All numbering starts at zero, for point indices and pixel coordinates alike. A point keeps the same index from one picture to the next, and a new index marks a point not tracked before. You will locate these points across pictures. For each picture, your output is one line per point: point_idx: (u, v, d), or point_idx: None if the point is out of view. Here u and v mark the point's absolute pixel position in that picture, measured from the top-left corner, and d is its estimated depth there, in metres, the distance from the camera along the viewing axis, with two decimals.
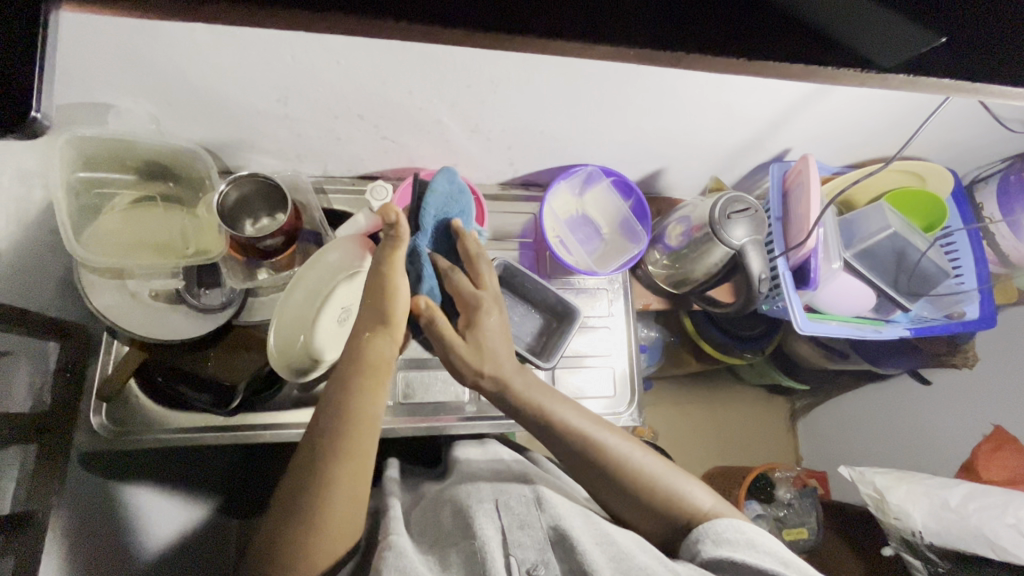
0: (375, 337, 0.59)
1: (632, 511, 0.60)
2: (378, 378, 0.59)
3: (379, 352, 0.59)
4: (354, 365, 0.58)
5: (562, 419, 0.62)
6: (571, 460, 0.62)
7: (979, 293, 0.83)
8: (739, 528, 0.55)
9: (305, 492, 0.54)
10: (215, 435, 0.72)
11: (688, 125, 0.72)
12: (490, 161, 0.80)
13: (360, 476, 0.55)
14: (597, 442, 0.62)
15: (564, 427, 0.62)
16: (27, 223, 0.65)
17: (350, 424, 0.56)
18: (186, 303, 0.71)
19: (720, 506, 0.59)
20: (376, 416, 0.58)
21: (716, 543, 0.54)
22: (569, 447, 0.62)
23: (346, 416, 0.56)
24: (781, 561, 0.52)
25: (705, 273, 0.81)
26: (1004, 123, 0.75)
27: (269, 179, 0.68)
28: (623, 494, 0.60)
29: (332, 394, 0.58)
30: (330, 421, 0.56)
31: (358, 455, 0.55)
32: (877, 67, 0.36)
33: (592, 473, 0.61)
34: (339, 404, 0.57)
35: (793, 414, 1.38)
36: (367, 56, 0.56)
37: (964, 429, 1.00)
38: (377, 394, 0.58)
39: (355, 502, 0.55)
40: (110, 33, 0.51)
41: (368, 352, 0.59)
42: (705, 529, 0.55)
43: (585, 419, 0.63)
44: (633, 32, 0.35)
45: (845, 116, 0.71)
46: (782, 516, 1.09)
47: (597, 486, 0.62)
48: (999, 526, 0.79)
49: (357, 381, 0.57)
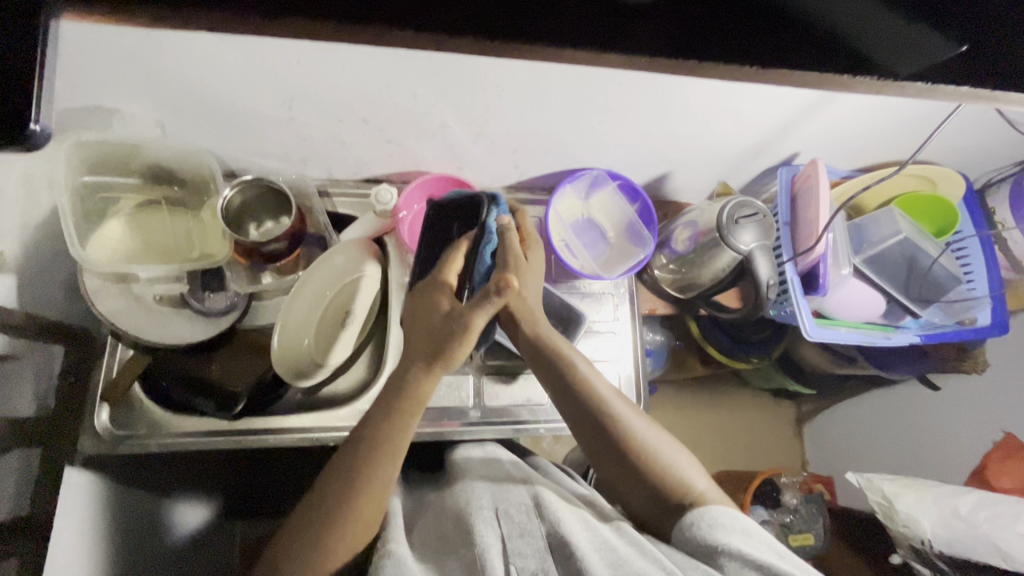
0: (427, 375, 0.56)
1: (610, 464, 0.62)
2: (417, 412, 0.57)
3: (425, 387, 0.56)
4: (402, 397, 0.56)
5: (580, 375, 0.63)
6: (571, 399, 0.63)
7: (991, 300, 0.82)
8: (735, 516, 0.54)
9: (326, 501, 0.54)
10: (226, 438, 0.70)
11: (695, 130, 0.71)
12: (495, 165, 0.79)
13: (379, 496, 0.55)
14: (612, 410, 0.62)
15: (579, 382, 0.63)
16: (32, 226, 0.65)
17: (382, 458, 0.55)
18: (190, 307, 0.70)
19: (715, 491, 0.58)
20: (404, 448, 0.57)
21: (711, 528, 0.53)
22: (579, 399, 0.63)
23: (384, 438, 0.55)
24: (775, 552, 0.52)
25: (712, 278, 0.80)
26: (1017, 127, 0.74)
27: (274, 184, 0.68)
28: (613, 443, 0.61)
29: (373, 413, 0.56)
30: (363, 441, 0.55)
31: (382, 479, 0.55)
32: (897, 76, 0.36)
33: (586, 419, 0.62)
34: (374, 440, 0.55)
35: (800, 418, 1.37)
36: (373, 61, 0.55)
37: (974, 435, 0.98)
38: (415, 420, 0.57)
39: (371, 522, 0.55)
40: (114, 39, 0.51)
41: (420, 382, 0.56)
42: (700, 513, 0.54)
43: (599, 378, 0.64)
44: (640, 39, 0.34)
45: (856, 121, 0.70)
46: (789, 521, 1.08)
47: (582, 425, 0.63)
48: (1011, 535, 0.78)
49: (399, 417, 0.56)
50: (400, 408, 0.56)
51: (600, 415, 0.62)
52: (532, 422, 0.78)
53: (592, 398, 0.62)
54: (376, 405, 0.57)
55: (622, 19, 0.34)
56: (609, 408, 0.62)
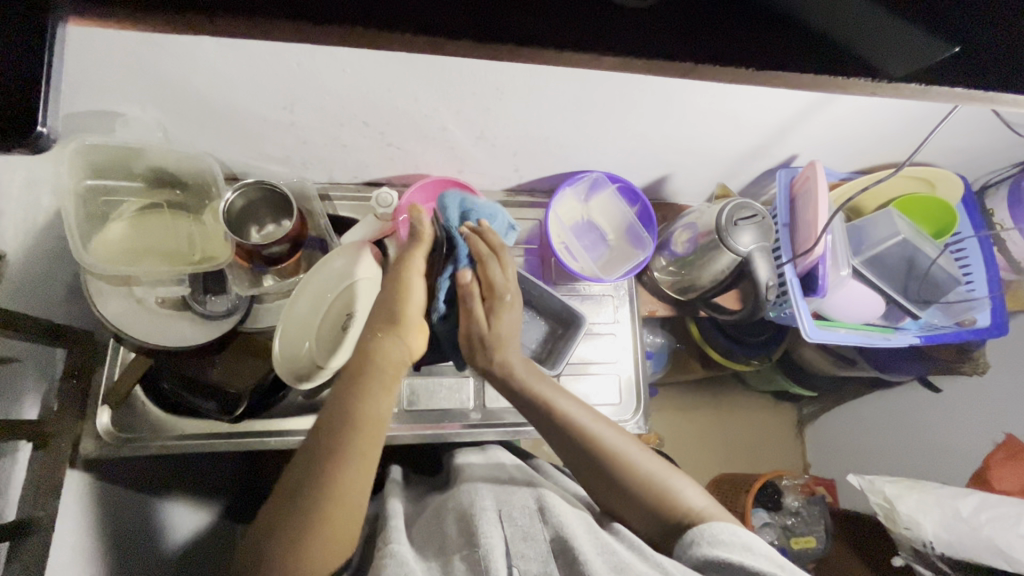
0: (383, 338, 0.60)
1: (606, 492, 0.61)
2: (385, 380, 0.58)
3: (384, 351, 0.59)
4: (360, 361, 0.58)
5: (564, 412, 0.63)
6: (558, 436, 0.63)
7: (990, 301, 0.82)
8: (734, 531, 0.54)
9: (306, 492, 0.52)
10: (228, 440, 0.73)
11: (693, 132, 0.71)
12: (495, 168, 0.80)
13: (362, 478, 0.54)
14: (601, 440, 0.62)
15: (563, 418, 0.63)
16: (35, 229, 0.65)
17: (359, 426, 0.55)
18: (192, 310, 0.71)
19: (715, 509, 0.58)
20: (381, 420, 0.57)
21: (711, 544, 0.53)
22: (565, 433, 0.63)
23: (352, 413, 0.56)
24: (776, 565, 0.52)
25: (712, 280, 0.80)
26: (1014, 129, 0.74)
27: (275, 186, 0.68)
28: (604, 472, 0.61)
29: (340, 391, 0.57)
30: (332, 422, 0.55)
31: (359, 460, 0.54)
32: (892, 77, 0.36)
33: (576, 452, 0.62)
34: (345, 406, 0.56)
35: (801, 421, 1.37)
36: (373, 65, 0.56)
37: (975, 437, 0.98)
38: (382, 397, 0.57)
39: (359, 496, 0.54)
40: (118, 44, 0.51)
41: (379, 353, 0.59)
42: (701, 531, 0.54)
43: (581, 410, 0.64)
44: (637, 41, 0.35)
45: (854, 124, 0.71)
46: (791, 523, 1.08)
47: (573, 458, 0.63)
48: (1013, 536, 0.78)
49: (367, 377, 0.57)
50: (366, 385, 0.57)
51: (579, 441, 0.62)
52: (533, 424, 0.78)
53: (579, 433, 0.62)
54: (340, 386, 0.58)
55: (620, 21, 0.35)
56: (587, 433, 0.62)
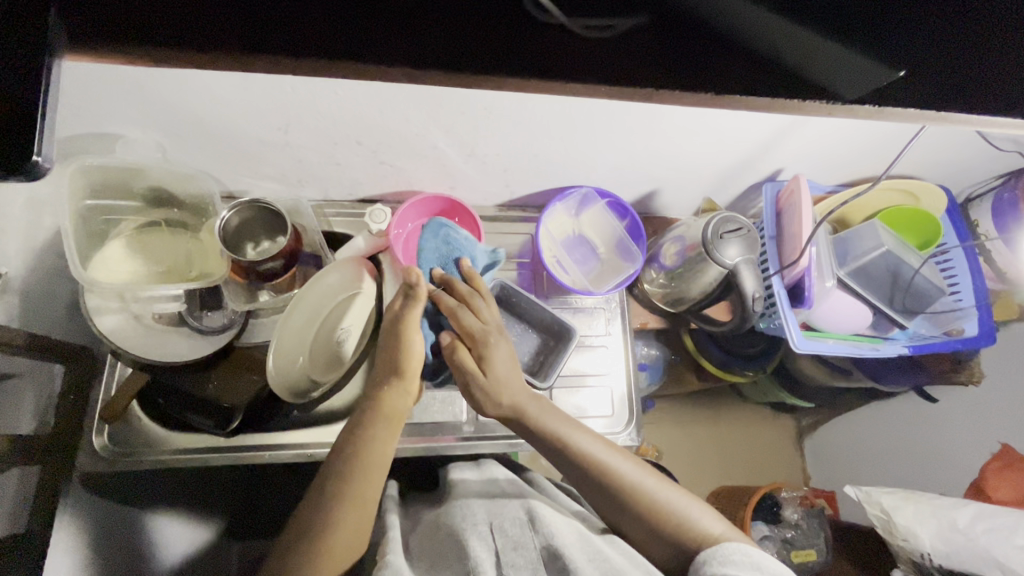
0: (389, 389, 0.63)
1: (603, 504, 0.63)
2: (391, 430, 0.61)
3: (392, 401, 0.62)
4: (370, 412, 0.61)
5: (572, 441, 0.64)
6: (561, 462, 0.64)
7: (977, 310, 0.83)
8: (745, 551, 0.54)
9: (313, 525, 0.55)
10: (226, 453, 0.74)
11: (678, 148, 0.73)
12: (487, 184, 0.81)
13: (363, 514, 0.57)
14: (605, 465, 0.63)
15: (578, 452, 0.63)
16: (37, 248, 0.67)
17: (355, 470, 0.57)
18: (188, 325, 0.73)
19: (721, 529, 0.59)
20: (382, 463, 0.59)
21: (722, 564, 0.54)
22: (581, 469, 0.63)
23: (353, 457, 0.58)
24: None
25: (701, 292, 0.82)
26: (994, 142, 0.76)
27: (271, 206, 0.70)
28: (601, 487, 0.62)
29: (345, 439, 0.60)
30: (336, 468, 0.58)
31: (362, 500, 0.57)
32: (843, 98, 0.39)
33: (586, 479, 0.63)
34: (345, 455, 0.59)
35: (799, 432, 1.37)
36: (363, 88, 0.58)
37: (971, 447, 0.98)
38: (380, 442, 0.60)
39: (357, 531, 0.56)
40: (118, 72, 0.53)
41: (381, 400, 0.62)
42: (714, 552, 0.55)
43: (594, 443, 0.65)
44: (599, 72, 0.38)
45: (835, 139, 0.72)
46: (791, 536, 1.07)
47: (571, 475, 0.64)
48: (1009, 547, 0.78)
49: (370, 427, 0.60)
50: (362, 430, 0.60)
51: (595, 474, 0.63)
52: (526, 437, 0.79)
53: (579, 455, 0.63)
54: (345, 432, 0.61)
55: (584, 62, 0.38)
56: (601, 465, 0.63)
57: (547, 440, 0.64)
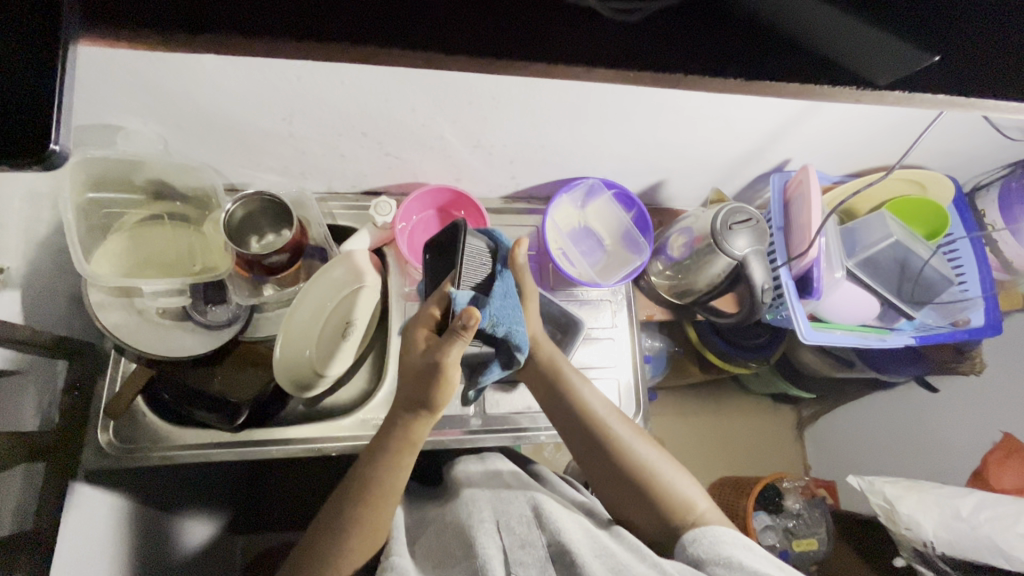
0: (418, 424, 0.59)
1: (593, 464, 0.66)
2: (413, 456, 0.60)
3: (417, 430, 0.59)
4: (396, 439, 0.58)
5: (576, 390, 0.67)
6: (561, 410, 0.67)
7: (983, 300, 0.83)
8: (735, 535, 0.55)
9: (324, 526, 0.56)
10: (226, 450, 0.70)
11: (688, 138, 0.72)
12: (492, 175, 0.80)
13: (367, 530, 0.57)
14: (606, 427, 0.65)
15: (581, 405, 0.66)
16: (38, 243, 0.66)
17: (367, 489, 0.58)
18: (192, 320, 0.72)
19: (715, 514, 0.60)
20: (395, 490, 0.59)
21: (713, 541, 0.54)
22: (578, 419, 0.66)
23: (369, 480, 0.58)
24: (777, 564, 0.52)
25: (708, 283, 0.81)
26: (1003, 131, 0.75)
27: (275, 198, 0.69)
28: (597, 450, 0.65)
29: (367, 458, 0.59)
30: (353, 485, 0.58)
31: (370, 521, 0.58)
32: (873, 84, 0.38)
33: (581, 430, 0.66)
34: (366, 477, 0.58)
35: (800, 423, 1.37)
36: (370, 78, 0.57)
37: (974, 437, 0.98)
38: (400, 468, 0.59)
39: (364, 549, 0.58)
40: (119, 61, 0.52)
41: (409, 430, 0.59)
42: (703, 532, 0.56)
43: (597, 396, 0.68)
44: (625, 55, 0.37)
45: (845, 128, 0.71)
46: (792, 526, 1.08)
47: (568, 429, 0.67)
48: (1012, 536, 0.78)
49: (396, 457, 0.58)
50: (385, 454, 0.58)
51: (591, 426, 0.65)
52: (532, 429, 0.79)
53: (583, 412, 0.66)
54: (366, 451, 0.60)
55: (608, 47, 0.37)
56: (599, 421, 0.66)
57: (554, 384, 0.68)
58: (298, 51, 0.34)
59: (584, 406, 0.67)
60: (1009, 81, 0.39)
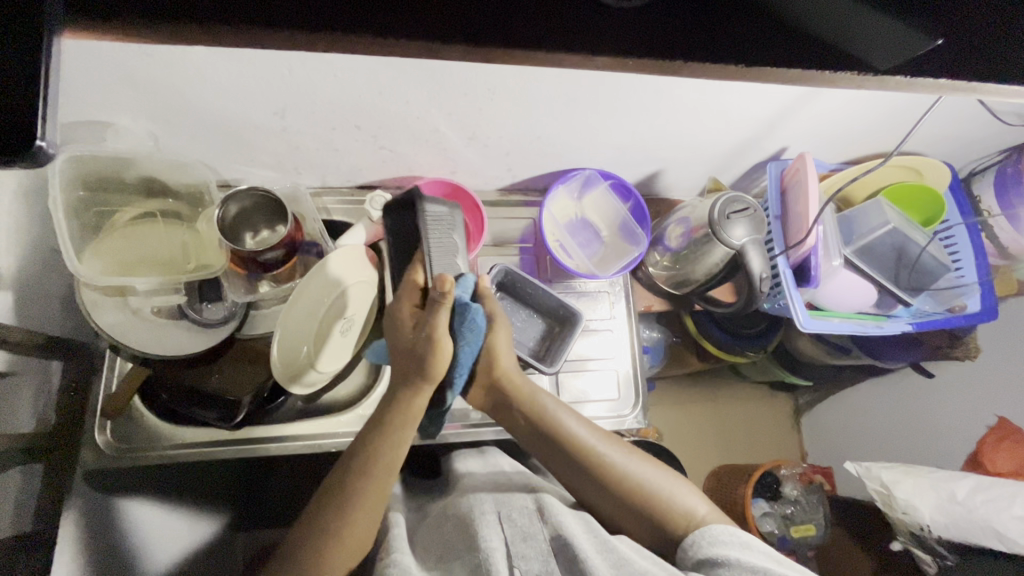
0: (418, 390, 0.59)
1: (589, 493, 0.64)
2: (413, 428, 0.60)
3: (415, 403, 0.59)
4: (396, 411, 0.59)
5: (561, 422, 0.65)
6: (548, 444, 0.65)
7: (979, 286, 0.83)
8: (732, 533, 0.56)
9: (324, 522, 0.56)
10: (226, 448, 0.71)
11: (683, 127, 0.72)
12: (488, 168, 0.80)
13: (367, 526, 0.57)
14: (597, 453, 0.64)
15: (568, 436, 0.65)
16: (29, 242, 0.65)
17: (366, 472, 0.58)
18: (188, 318, 0.71)
19: (715, 514, 0.60)
20: (394, 468, 0.59)
21: (711, 544, 0.55)
22: (567, 451, 0.64)
23: (372, 451, 0.58)
24: (776, 561, 0.53)
25: (706, 274, 0.81)
26: (999, 117, 0.75)
27: (268, 193, 0.68)
28: (590, 480, 0.63)
29: (368, 433, 0.60)
30: (351, 471, 0.58)
31: (370, 515, 0.57)
32: (875, 69, 0.37)
33: (571, 462, 0.64)
34: (368, 452, 0.58)
35: (798, 410, 1.38)
36: (362, 70, 0.56)
37: (969, 421, 0.99)
38: (400, 443, 0.59)
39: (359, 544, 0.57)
40: (106, 55, 0.51)
41: (409, 402, 0.59)
42: (701, 532, 0.56)
43: (581, 425, 0.66)
44: (623, 43, 0.36)
45: (842, 114, 0.71)
46: (790, 512, 1.09)
47: (558, 463, 0.65)
48: (1007, 518, 0.79)
49: (397, 429, 0.59)
50: (387, 425, 0.59)
51: (581, 455, 0.64)
52: None
53: (569, 443, 0.64)
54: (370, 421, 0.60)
55: (606, 35, 0.36)
56: (589, 450, 0.64)
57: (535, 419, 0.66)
58: (290, 42, 0.33)
59: (571, 437, 0.65)
60: (1007, 64, 0.39)
